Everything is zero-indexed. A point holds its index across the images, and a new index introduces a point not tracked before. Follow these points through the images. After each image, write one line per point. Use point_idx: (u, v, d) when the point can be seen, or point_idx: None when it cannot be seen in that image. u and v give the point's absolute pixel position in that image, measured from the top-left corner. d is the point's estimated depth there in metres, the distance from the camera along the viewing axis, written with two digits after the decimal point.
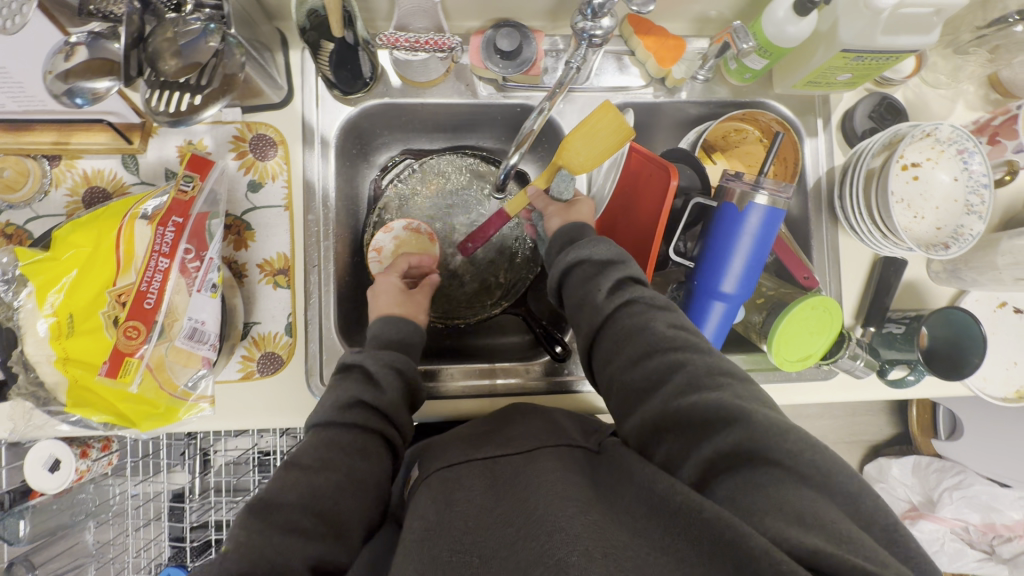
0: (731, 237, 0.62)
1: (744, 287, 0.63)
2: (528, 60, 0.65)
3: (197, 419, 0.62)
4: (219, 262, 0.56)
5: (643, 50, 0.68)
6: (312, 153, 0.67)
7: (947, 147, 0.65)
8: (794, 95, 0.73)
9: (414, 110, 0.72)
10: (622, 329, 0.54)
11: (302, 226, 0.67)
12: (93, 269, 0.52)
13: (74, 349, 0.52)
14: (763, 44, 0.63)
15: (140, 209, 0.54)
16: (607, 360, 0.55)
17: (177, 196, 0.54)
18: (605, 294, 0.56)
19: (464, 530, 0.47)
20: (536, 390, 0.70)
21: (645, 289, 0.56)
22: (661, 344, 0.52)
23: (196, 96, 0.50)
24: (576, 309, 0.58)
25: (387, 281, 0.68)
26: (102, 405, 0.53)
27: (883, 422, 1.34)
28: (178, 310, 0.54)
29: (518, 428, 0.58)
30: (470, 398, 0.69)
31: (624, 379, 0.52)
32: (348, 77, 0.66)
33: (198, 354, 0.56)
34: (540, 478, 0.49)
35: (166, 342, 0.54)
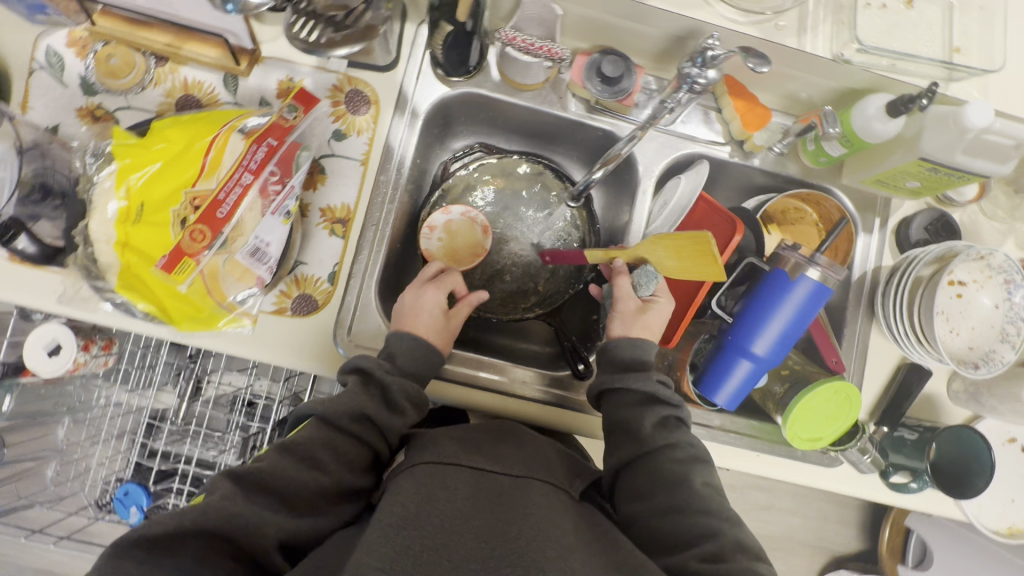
0: (775, 303, 0.64)
1: (775, 353, 0.65)
2: (625, 89, 0.68)
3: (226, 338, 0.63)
4: (299, 192, 0.57)
5: (731, 111, 0.71)
6: (400, 120, 0.70)
7: (995, 274, 0.68)
8: (857, 190, 0.76)
9: (503, 109, 0.75)
10: (654, 472, 0.57)
11: (371, 183, 0.69)
12: (178, 166, 0.54)
13: (136, 236, 0.53)
14: (848, 134, 0.66)
15: (240, 123, 0.56)
16: (634, 497, 0.57)
17: (278, 121, 0.57)
18: (653, 427, 0.58)
19: (437, 530, 0.47)
20: (546, 402, 0.70)
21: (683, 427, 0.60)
22: (694, 503, 0.54)
23: (332, 32, 0.55)
24: (619, 433, 0.59)
25: (432, 297, 0.66)
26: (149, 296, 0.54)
27: (853, 535, 1.32)
28: (245, 230, 0.55)
29: (513, 447, 0.59)
30: (483, 391, 0.69)
31: (654, 528, 0.55)
32: (455, 60, 0.69)
33: (253, 272, 0.57)
34: (529, 512, 0.50)
35: (226, 253, 0.55)
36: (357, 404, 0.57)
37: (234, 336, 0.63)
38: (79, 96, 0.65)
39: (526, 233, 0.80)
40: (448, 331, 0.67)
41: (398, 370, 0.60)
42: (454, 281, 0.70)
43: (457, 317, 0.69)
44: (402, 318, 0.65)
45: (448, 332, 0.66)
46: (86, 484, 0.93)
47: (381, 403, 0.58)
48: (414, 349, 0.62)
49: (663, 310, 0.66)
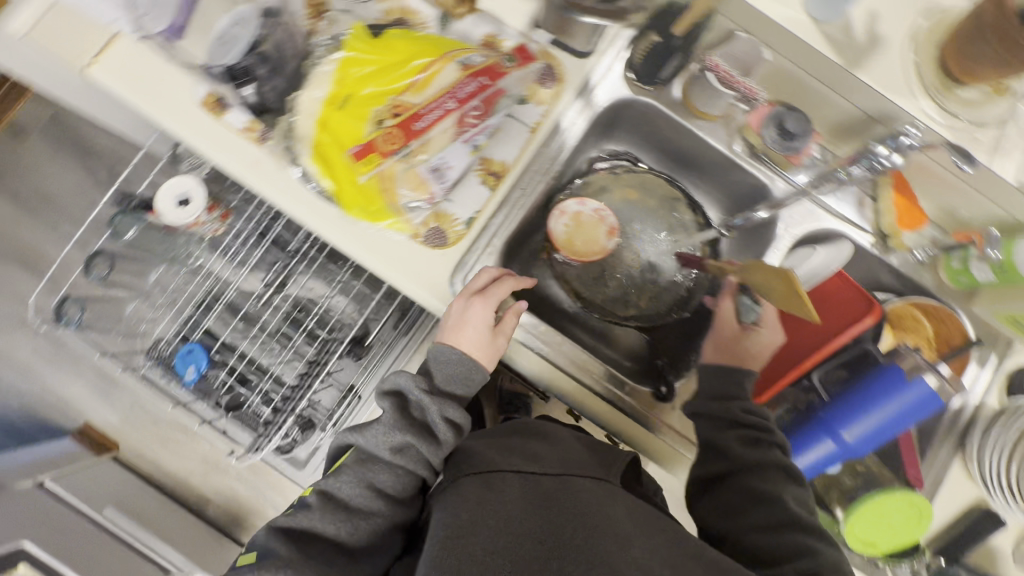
0: (881, 397, 0.63)
1: (862, 445, 0.64)
2: (797, 149, 0.69)
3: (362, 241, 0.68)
4: (491, 131, 0.59)
5: (889, 203, 0.72)
6: (578, 105, 0.73)
7: None
8: (984, 322, 0.75)
9: (669, 129, 0.77)
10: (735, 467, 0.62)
11: (533, 151, 0.72)
12: (393, 73, 0.58)
13: (338, 121, 0.57)
14: (1005, 264, 0.66)
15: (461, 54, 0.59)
16: (725, 510, 0.61)
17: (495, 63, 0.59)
18: (740, 442, 0.63)
19: (495, 533, 0.51)
20: (626, 407, 0.71)
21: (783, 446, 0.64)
22: (779, 520, 0.58)
23: None
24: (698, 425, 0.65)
25: (480, 312, 0.65)
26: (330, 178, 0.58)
27: None
28: (433, 147, 0.57)
29: (545, 447, 0.65)
30: (569, 377, 0.70)
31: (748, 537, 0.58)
32: (649, 70, 0.72)
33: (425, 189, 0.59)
34: (578, 501, 0.54)
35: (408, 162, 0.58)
36: (404, 432, 0.65)
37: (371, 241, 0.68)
38: None
39: (645, 251, 0.81)
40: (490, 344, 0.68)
41: (437, 389, 0.68)
42: (506, 289, 0.68)
43: (504, 331, 0.68)
44: (452, 335, 0.67)
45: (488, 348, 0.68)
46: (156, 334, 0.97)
47: (417, 433, 0.66)
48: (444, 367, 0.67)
49: (764, 336, 0.69)
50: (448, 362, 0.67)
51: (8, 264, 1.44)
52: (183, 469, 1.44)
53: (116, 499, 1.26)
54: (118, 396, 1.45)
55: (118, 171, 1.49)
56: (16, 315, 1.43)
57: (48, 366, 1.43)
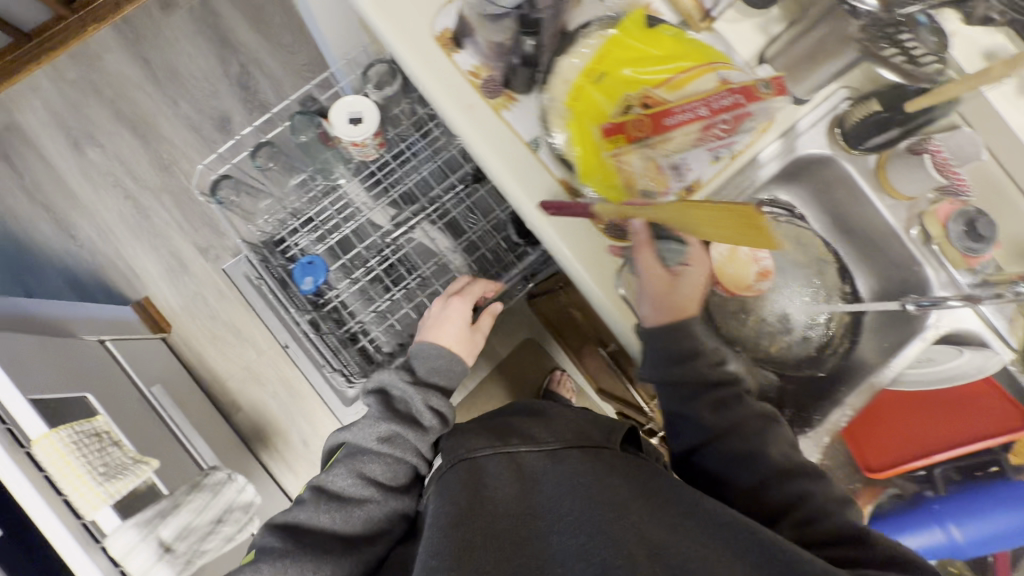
0: (1000, 507, 0.78)
1: (971, 545, 0.79)
2: (980, 250, 0.72)
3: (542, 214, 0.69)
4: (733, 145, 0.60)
5: None
6: (781, 145, 0.74)
7: None
8: None
9: (850, 195, 0.79)
10: (725, 448, 0.68)
11: (729, 176, 0.72)
12: (653, 68, 0.60)
13: (592, 95, 0.60)
14: None
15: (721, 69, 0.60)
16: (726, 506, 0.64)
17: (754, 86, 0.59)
18: (712, 413, 0.69)
19: (493, 518, 0.56)
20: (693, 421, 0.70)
21: (780, 426, 0.71)
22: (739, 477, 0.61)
23: None
24: (688, 400, 0.69)
25: (459, 312, 0.84)
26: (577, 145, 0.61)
27: None
28: (677, 148, 0.58)
29: (539, 427, 0.70)
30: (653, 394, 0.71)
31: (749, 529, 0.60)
32: (858, 135, 0.73)
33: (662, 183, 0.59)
34: (568, 480, 0.59)
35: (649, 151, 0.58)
36: (385, 422, 0.77)
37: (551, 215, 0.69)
38: None
39: (785, 303, 0.80)
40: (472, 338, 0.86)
41: (424, 379, 0.81)
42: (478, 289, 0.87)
43: (479, 329, 0.87)
44: (437, 338, 0.84)
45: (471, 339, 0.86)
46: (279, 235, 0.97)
47: (409, 424, 0.77)
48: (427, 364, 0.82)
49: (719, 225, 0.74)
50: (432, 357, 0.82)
51: (120, 126, 1.46)
52: (224, 371, 1.44)
53: (163, 381, 1.27)
54: (184, 283, 1.45)
55: (249, 70, 1.49)
56: (114, 177, 1.45)
57: (129, 234, 1.44)
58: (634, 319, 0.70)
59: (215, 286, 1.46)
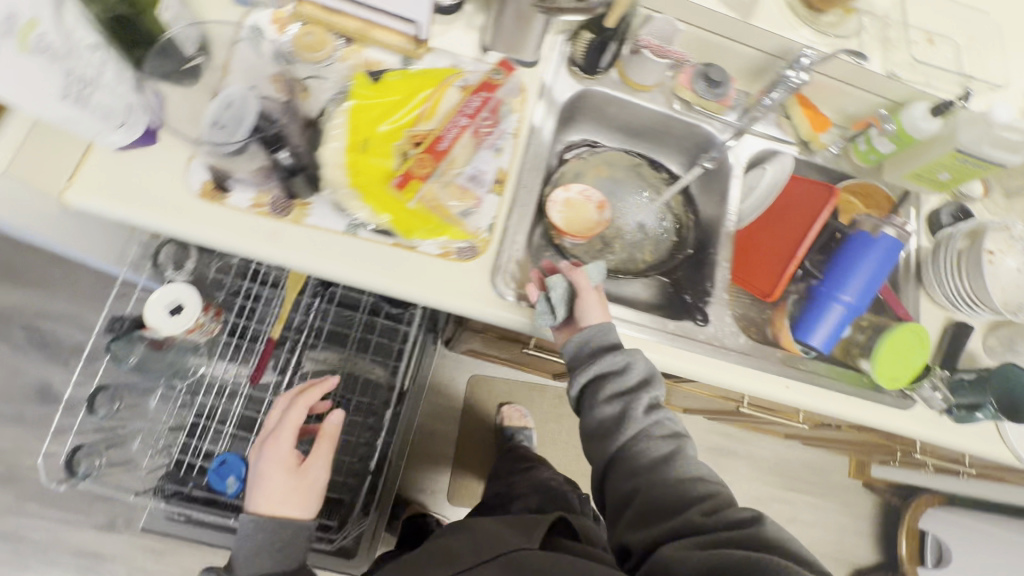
0: (859, 258, 0.78)
1: (861, 298, 0.78)
2: (725, 93, 0.85)
3: (394, 276, 0.70)
4: (504, 133, 0.79)
5: (801, 116, 0.89)
6: (542, 106, 0.83)
7: (1018, 243, 0.83)
8: (897, 186, 0.93)
9: (615, 107, 0.90)
10: (651, 448, 0.71)
11: (522, 153, 0.80)
12: (403, 109, 0.75)
13: (366, 163, 0.72)
14: (899, 132, 0.84)
15: (458, 79, 0.79)
16: (643, 472, 0.70)
17: (489, 81, 0.79)
18: (665, 436, 0.71)
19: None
20: (649, 424, 0.71)
21: (643, 395, 0.71)
22: (705, 479, 0.70)
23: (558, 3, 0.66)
24: (654, 464, 0.70)
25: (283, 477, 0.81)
26: (391, 207, 0.72)
27: (868, 548, 1.66)
28: (461, 162, 0.76)
29: (456, 542, 0.75)
30: (631, 433, 0.71)
31: (665, 494, 0.68)
32: (591, 60, 0.83)
33: (472, 191, 0.76)
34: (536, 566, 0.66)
35: (443, 180, 0.75)
36: None
37: (408, 268, 0.71)
38: (276, 64, 0.74)
39: (629, 215, 0.93)
40: (317, 496, 0.83)
41: None
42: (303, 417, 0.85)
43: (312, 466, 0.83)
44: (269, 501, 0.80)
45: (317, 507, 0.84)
46: (204, 449, 0.93)
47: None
48: (275, 544, 0.79)
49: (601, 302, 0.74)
50: (278, 536, 0.79)
51: None
52: None
53: None
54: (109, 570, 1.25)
55: None
56: None
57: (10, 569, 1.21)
58: (533, 310, 0.75)
59: (149, 546, 1.27)
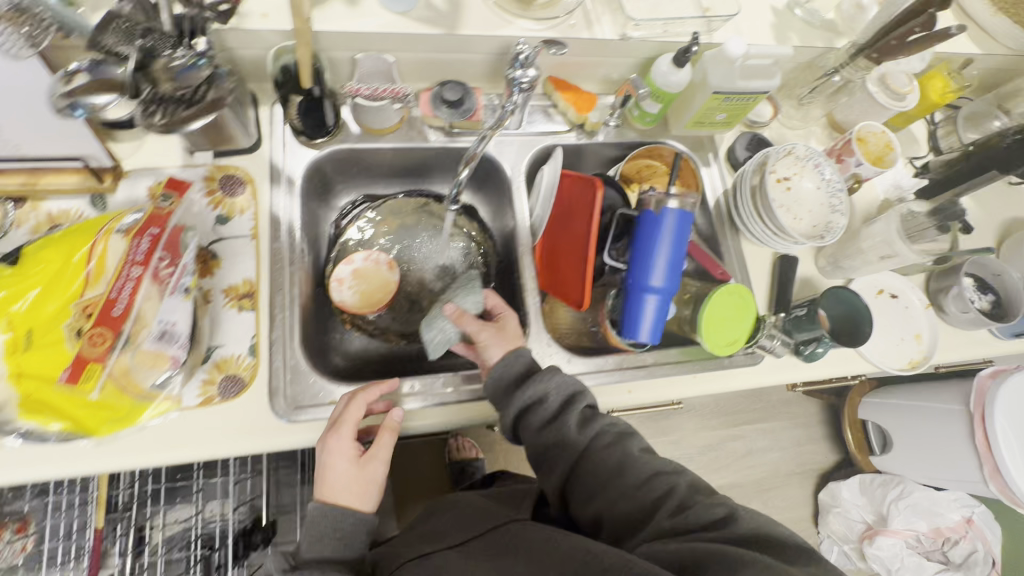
0: (653, 238, 0.73)
1: (670, 279, 0.74)
2: (470, 108, 0.78)
3: (135, 449, 0.59)
4: (194, 267, 0.57)
5: (564, 101, 0.83)
6: (278, 191, 0.74)
7: (806, 162, 0.81)
8: (687, 136, 0.90)
9: (371, 157, 0.82)
10: (608, 455, 0.65)
11: (267, 253, 0.71)
12: (60, 282, 0.55)
13: (28, 365, 0.53)
14: (656, 91, 0.79)
15: (116, 224, 0.57)
16: (603, 481, 0.64)
17: (156, 211, 0.58)
18: (614, 443, 0.66)
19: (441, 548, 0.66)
20: (593, 442, 0.66)
21: (580, 411, 0.68)
22: (665, 471, 0.65)
23: (186, 109, 0.57)
24: (612, 471, 0.65)
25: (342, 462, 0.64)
26: (63, 410, 0.55)
27: (826, 450, 1.66)
28: (140, 319, 0.54)
29: (446, 524, 0.73)
30: (574, 451, 0.66)
31: (632, 498, 0.63)
32: (313, 124, 0.74)
33: (165, 354, 0.55)
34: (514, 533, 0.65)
35: (130, 350, 0.54)
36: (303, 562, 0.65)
37: (158, 431, 0.60)
38: None
39: (431, 260, 0.86)
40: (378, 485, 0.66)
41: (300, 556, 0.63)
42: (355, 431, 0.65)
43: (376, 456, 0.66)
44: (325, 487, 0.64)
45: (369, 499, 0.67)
46: None
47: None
48: (333, 532, 0.63)
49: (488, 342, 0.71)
50: (335, 524, 0.63)
51: None
52: None
53: None
54: None
55: None
56: None
57: None
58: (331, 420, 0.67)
59: None
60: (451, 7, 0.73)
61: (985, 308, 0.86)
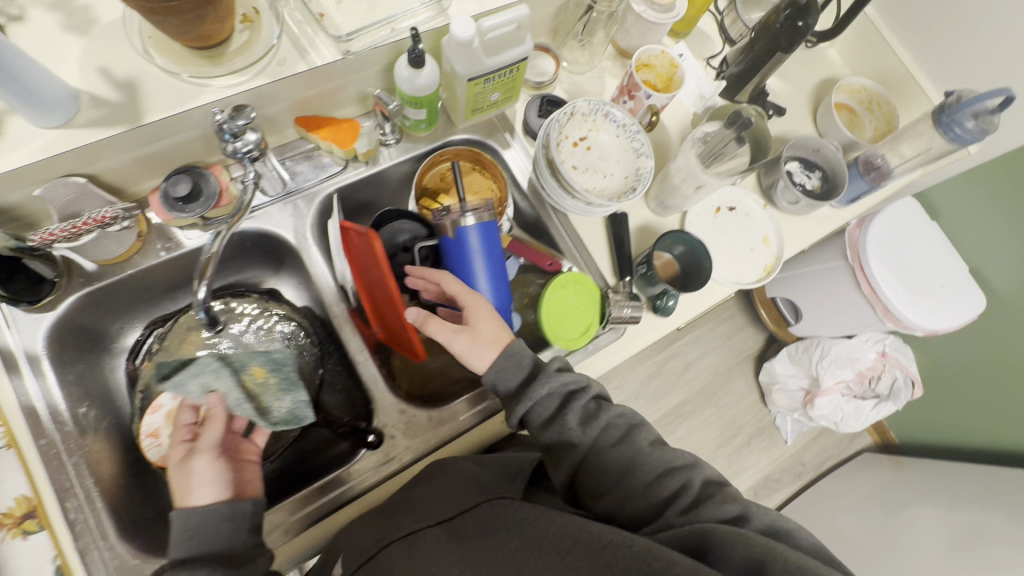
0: (464, 263, 0.66)
1: (499, 298, 0.67)
2: (212, 192, 0.67)
3: None
4: None
5: (323, 141, 0.72)
6: (24, 377, 0.61)
7: (595, 116, 0.75)
8: (475, 124, 0.82)
9: (130, 285, 0.69)
10: (619, 459, 0.64)
11: (36, 456, 0.59)
12: None
13: None
14: (410, 99, 0.70)
15: None
16: (601, 492, 0.64)
17: None
18: (619, 442, 0.65)
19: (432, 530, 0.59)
20: (601, 439, 0.65)
21: (594, 405, 0.66)
22: (671, 466, 0.65)
23: None
24: (621, 472, 0.64)
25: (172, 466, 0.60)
26: None
27: (753, 334, 1.72)
28: None
29: (432, 490, 0.64)
30: (579, 450, 0.64)
31: (642, 499, 0.63)
32: (26, 286, 0.61)
33: None
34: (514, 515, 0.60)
35: None
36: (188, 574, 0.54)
37: None
38: None
39: None
40: (228, 474, 0.59)
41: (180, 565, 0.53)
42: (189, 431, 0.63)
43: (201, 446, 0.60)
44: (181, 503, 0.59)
45: (253, 481, 0.62)
46: None
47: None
48: (191, 530, 0.55)
49: (466, 336, 0.63)
50: (215, 529, 0.55)
51: None
52: None
53: None
54: None
55: None
56: None
57: None
58: None
59: None
60: (127, 93, 0.60)
61: (817, 187, 0.85)
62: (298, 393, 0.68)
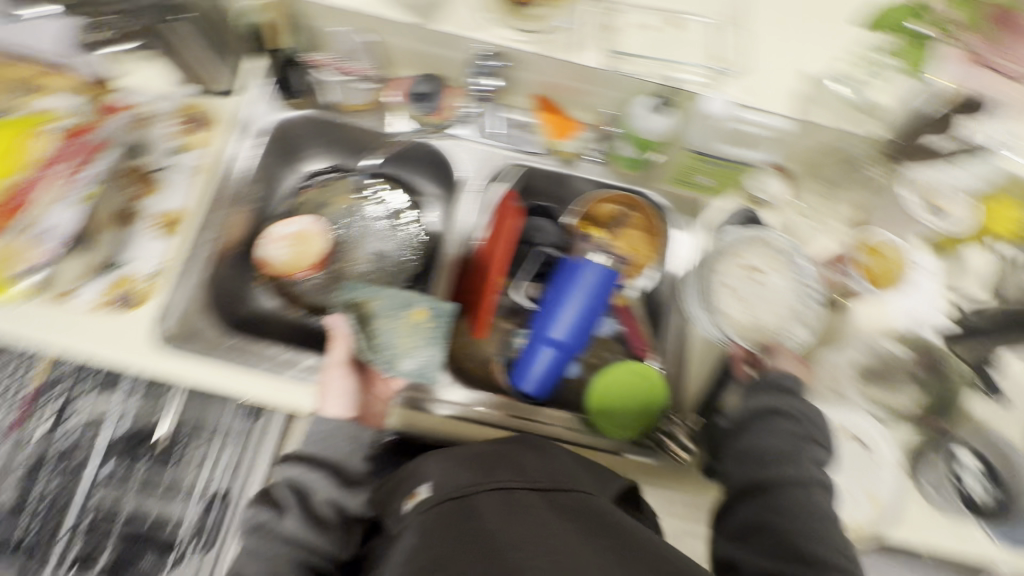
0: (567, 289, 0.67)
1: (574, 336, 0.68)
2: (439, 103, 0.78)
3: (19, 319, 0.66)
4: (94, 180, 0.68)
5: (540, 122, 0.80)
6: (239, 139, 0.78)
7: (782, 256, 0.69)
8: (673, 193, 0.81)
9: (344, 133, 0.82)
10: (805, 501, 0.52)
11: (204, 192, 0.75)
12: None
13: None
14: (634, 136, 0.73)
15: (55, 124, 0.70)
16: (768, 514, 0.52)
17: (86, 128, 0.71)
18: (820, 487, 0.53)
19: (521, 486, 0.54)
20: (800, 467, 0.53)
21: (819, 448, 0.55)
22: (847, 546, 0.49)
23: None
24: (798, 511, 0.51)
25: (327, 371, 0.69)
26: None
27: None
28: (36, 211, 0.64)
29: (532, 459, 0.60)
30: (766, 466, 0.54)
31: (796, 542, 0.49)
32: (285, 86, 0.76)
33: (44, 246, 0.64)
34: (608, 516, 0.51)
35: (22, 234, 0.64)
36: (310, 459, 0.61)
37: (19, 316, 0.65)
38: None
39: (368, 242, 0.86)
40: (354, 393, 0.68)
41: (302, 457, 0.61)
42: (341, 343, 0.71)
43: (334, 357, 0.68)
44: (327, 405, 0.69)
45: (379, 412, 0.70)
46: None
47: (271, 508, 0.58)
48: (319, 435, 0.63)
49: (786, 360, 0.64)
50: (339, 443, 0.63)
51: None
52: None
53: None
54: None
55: None
56: None
57: None
58: (198, 359, 0.68)
59: None
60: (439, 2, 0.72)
61: (984, 501, 0.67)
62: (436, 346, 0.70)
